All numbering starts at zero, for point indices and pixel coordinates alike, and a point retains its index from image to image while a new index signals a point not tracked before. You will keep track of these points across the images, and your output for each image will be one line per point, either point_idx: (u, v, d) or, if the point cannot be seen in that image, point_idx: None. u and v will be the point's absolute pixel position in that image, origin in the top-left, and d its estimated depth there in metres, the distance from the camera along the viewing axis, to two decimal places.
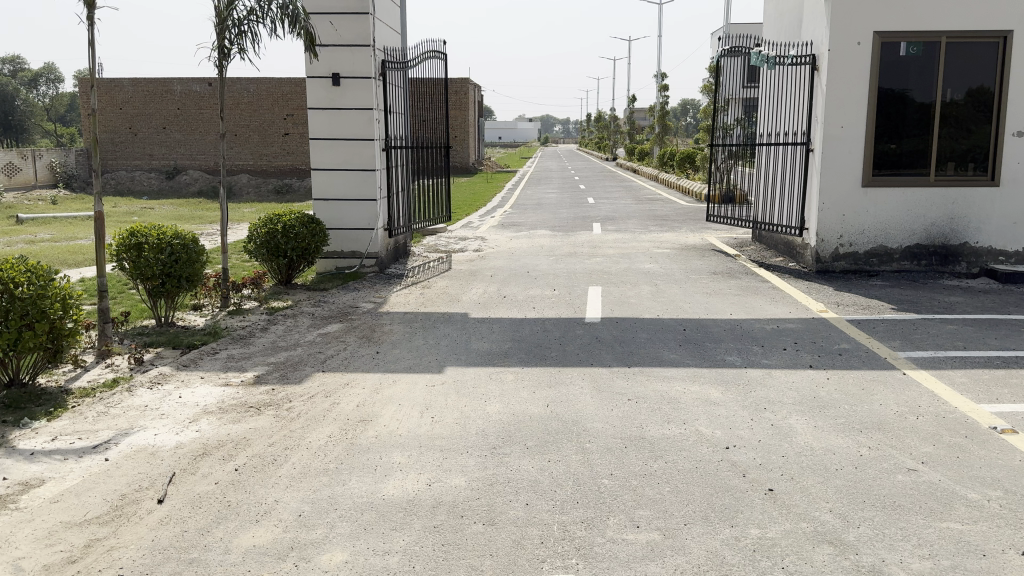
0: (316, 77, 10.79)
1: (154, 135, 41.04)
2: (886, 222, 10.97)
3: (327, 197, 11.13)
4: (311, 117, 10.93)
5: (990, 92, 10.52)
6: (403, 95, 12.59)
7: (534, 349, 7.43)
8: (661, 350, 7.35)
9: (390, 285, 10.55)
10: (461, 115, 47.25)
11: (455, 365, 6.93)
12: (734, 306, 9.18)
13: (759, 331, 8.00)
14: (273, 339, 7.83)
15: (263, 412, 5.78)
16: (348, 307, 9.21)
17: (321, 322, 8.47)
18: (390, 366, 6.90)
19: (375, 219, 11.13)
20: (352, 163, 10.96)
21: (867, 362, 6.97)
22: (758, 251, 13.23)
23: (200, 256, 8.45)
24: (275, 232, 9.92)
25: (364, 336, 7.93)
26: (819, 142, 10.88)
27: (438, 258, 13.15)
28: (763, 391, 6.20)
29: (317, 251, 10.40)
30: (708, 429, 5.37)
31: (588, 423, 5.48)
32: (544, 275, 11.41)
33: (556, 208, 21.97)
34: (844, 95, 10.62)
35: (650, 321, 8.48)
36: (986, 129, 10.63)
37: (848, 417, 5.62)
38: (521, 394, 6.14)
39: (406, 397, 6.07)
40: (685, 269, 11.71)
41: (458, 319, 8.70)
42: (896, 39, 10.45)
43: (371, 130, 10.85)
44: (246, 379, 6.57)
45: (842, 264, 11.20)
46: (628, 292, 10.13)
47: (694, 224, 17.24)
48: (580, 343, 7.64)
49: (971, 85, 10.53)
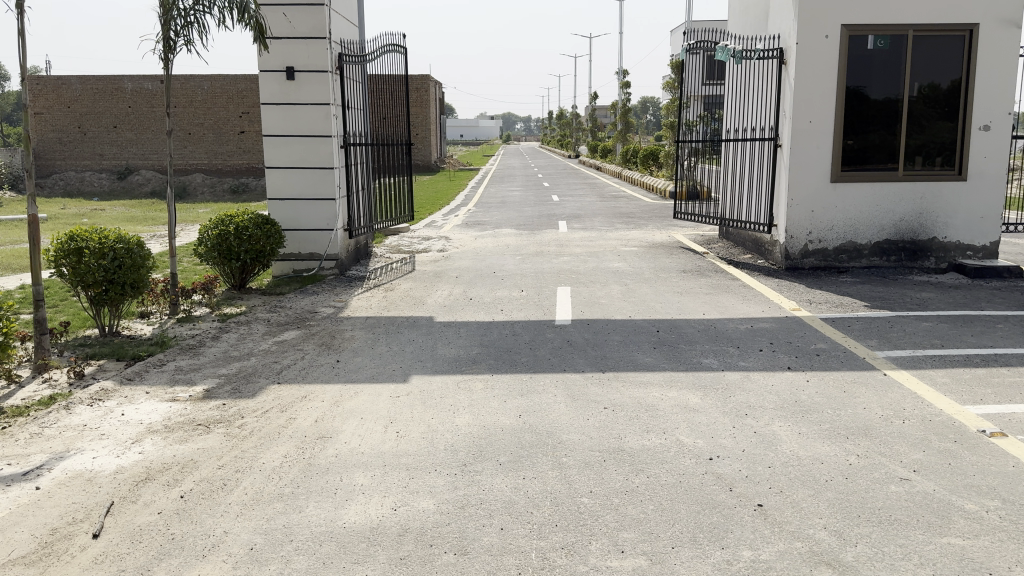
0: (270, 72, 10.33)
1: (104, 135, 39.88)
2: (855, 217, 10.84)
3: (283, 197, 10.67)
4: (264, 113, 10.46)
5: (956, 86, 10.44)
6: (362, 90, 12.17)
7: (502, 355, 7.09)
8: (635, 354, 7.06)
9: (351, 288, 10.13)
10: (422, 113, 46.74)
11: (420, 373, 6.57)
12: (706, 306, 8.94)
13: (734, 332, 7.76)
14: (225, 349, 7.38)
15: (213, 431, 5.37)
16: (307, 312, 8.78)
17: (277, 330, 8.04)
18: (351, 376, 6.51)
19: (334, 220, 10.68)
20: (308, 161, 10.52)
21: (846, 362, 6.76)
22: (725, 247, 13.07)
23: (146, 261, 7.96)
24: (227, 234, 9.45)
25: (323, 343, 7.52)
26: (787, 136, 10.71)
27: (401, 259, 12.74)
28: (743, 395, 5.94)
29: (273, 254, 9.97)
30: (689, 438, 5.09)
31: (563, 434, 5.17)
32: (510, 276, 11.08)
33: (520, 206, 21.69)
34: (812, 89, 10.46)
35: (622, 323, 8.19)
36: (953, 123, 10.55)
37: (834, 422, 5.38)
38: (492, 404, 5.80)
39: (368, 410, 5.69)
40: (654, 268, 11.46)
41: (423, 324, 8.33)
42: (863, 32, 10.32)
43: (328, 127, 10.42)
44: (195, 394, 6.14)
45: (811, 261, 11.05)
46: (597, 293, 9.85)
47: (661, 221, 17.06)
48: (551, 348, 7.32)
49: (938, 78, 10.44)
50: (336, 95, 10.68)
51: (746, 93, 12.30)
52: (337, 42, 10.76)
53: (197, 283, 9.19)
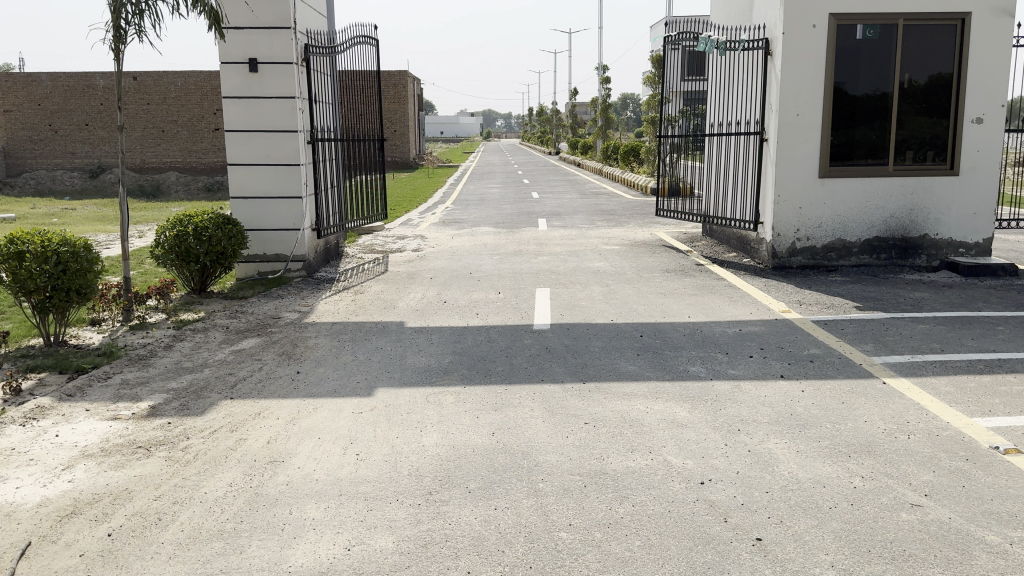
0: (231, 63, 9.79)
1: (75, 133, 38.95)
2: (844, 214, 10.46)
3: (247, 195, 10.11)
4: (226, 106, 9.91)
5: (948, 78, 10.10)
6: (331, 84, 11.64)
7: (476, 364, 6.62)
8: (618, 361, 6.61)
9: (318, 291, 9.61)
10: (400, 109, 46.06)
11: (387, 386, 6.07)
12: (692, 308, 8.51)
13: (722, 337, 7.32)
14: (177, 360, 6.85)
15: (153, 456, 4.85)
16: (269, 318, 8.25)
17: (236, 338, 7.51)
18: (311, 390, 6.00)
19: (301, 219, 10.15)
20: (273, 157, 9.98)
21: (841, 370, 6.34)
22: (710, 246, 12.66)
23: (94, 265, 7.39)
24: (185, 235, 8.92)
25: (283, 353, 7.00)
26: (773, 130, 10.31)
27: (373, 260, 12.22)
28: (734, 408, 5.49)
29: (235, 255, 9.45)
30: (678, 458, 4.64)
31: (540, 455, 4.70)
32: (487, 277, 10.60)
33: (499, 204, 21.19)
34: (799, 81, 10.06)
35: (604, 328, 7.74)
36: (945, 116, 10.21)
37: (834, 438, 4.96)
38: (463, 420, 5.32)
39: (327, 428, 5.19)
40: (636, 268, 11.03)
41: (393, 329, 7.82)
42: (853, 22, 9.93)
43: (295, 121, 9.88)
44: (139, 412, 5.60)
45: (799, 259, 10.66)
46: (578, 295, 9.39)
47: (643, 218, 16.62)
48: (528, 355, 6.85)
49: (929, 70, 10.08)
50: (302, 88, 10.15)
51: (730, 86, 11.90)
52: (303, 32, 10.24)
53: (152, 287, 8.65)
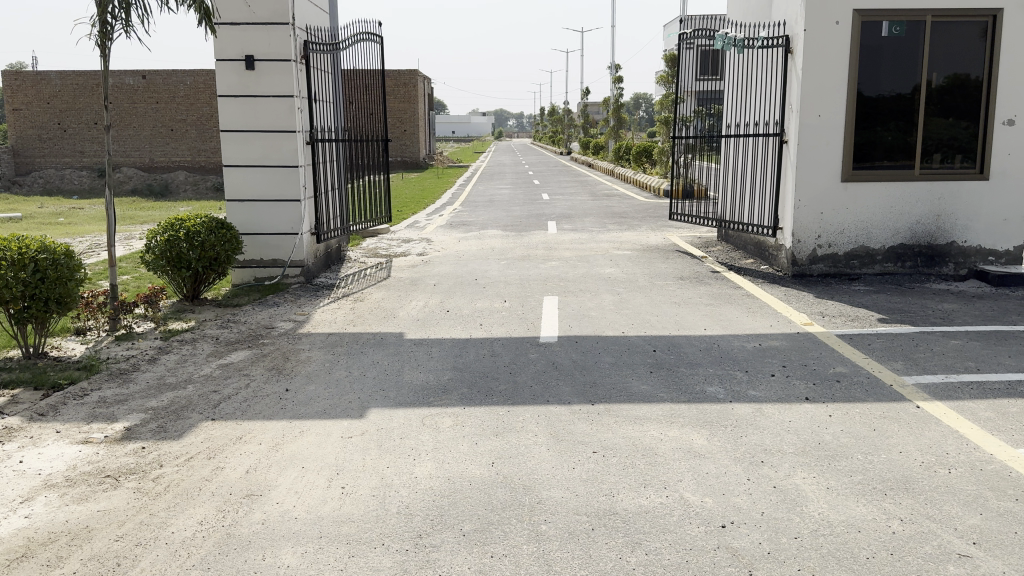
0: (228, 61, 9.41)
1: (85, 131, 38.82)
2: (867, 220, 9.97)
3: (243, 198, 9.72)
4: (221, 106, 9.53)
5: (981, 76, 9.60)
6: (334, 83, 11.25)
7: (477, 381, 6.18)
8: (629, 379, 6.16)
9: (316, 299, 9.20)
10: (410, 108, 45.70)
11: (380, 406, 5.65)
12: (708, 319, 8.05)
13: (741, 352, 6.86)
14: (160, 375, 6.45)
15: (120, 487, 4.44)
16: (262, 328, 7.84)
17: (225, 350, 7.11)
18: (299, 410, 5.58)
19: (300, 223, 9.75)
20: (271, 159, 9.58)
21: (871, 391, 5.87)
22: (725, 251, 12.18)
23: (75, 273, 7.00)
24: (177, 240, 8.54)
25: (274, 368, 6.59)
26: (793, 132, 9.83)
27: (376, 264, 11.81)
28: (756, 435, 5.04)
29: (228, 260, 9.06)
30: (696, 496, 4.20)
31: (543, 491, 4.26)
32: (492, 284, 10.16)
33: (509, 206, 20.76)
34: (821, 80, 9.58)
35: (614, 341, 7.29)
36: (978, 116, 9.71)
37: (867, 473, 4.50)
38: (460, 447, 4.90)
39: (311, 457, 4.78)
40: (649, 274, 10.57)
41: (390, 341, 7.40)
42: (878, 18, 9.45)
43: (293, 121, 9.49)
44: (113, 435, 5.21)
45: (820, 267, 10.15)
46: (587, 304, 8.94)
47: (656, 221, 16.15)
48: (533, 372, 6.41)
49: (960, 67, 9.58)
50: (300, 86, 9.75)
51: (748, 86, 11.42)
52: (302, 28, 9.84)
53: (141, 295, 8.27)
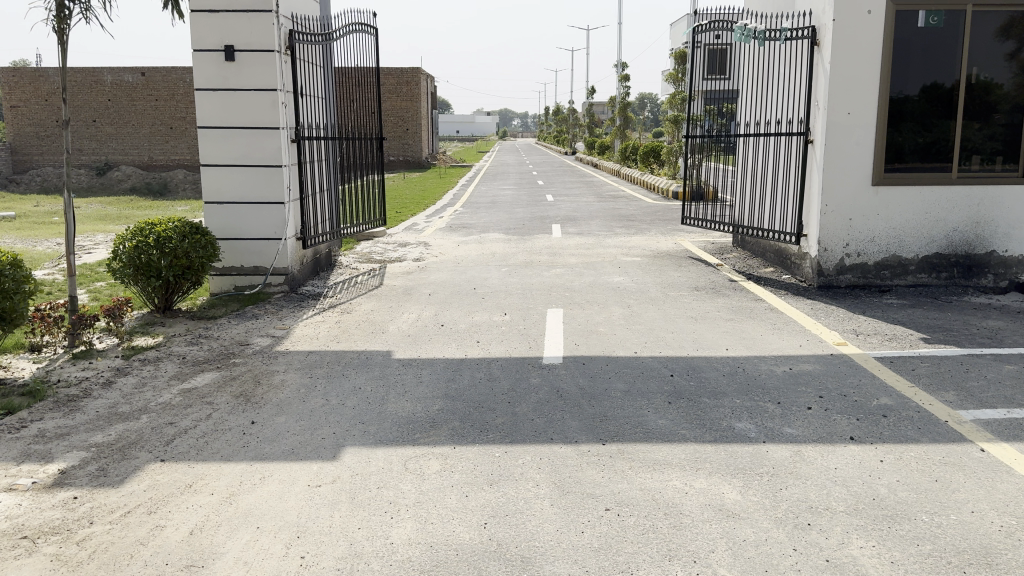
0: (206, 50, 8.65)
1: (82, 129, 38.07)
2: (900, 227, 9.17)
3: (223, 200, 8.96)
4: (199, 100, 8.77)
5: (996, 75, 8.86)
6: (323, 76, 10.49)
7: (470, 412, 5.40)
8: (645, 412, 5.37)
9: (299, 311, 8.44)
10: (412, 107, 44.83)
11: (358, 443, 4.89)
12: (729, 337, 7.27)
13: (769, 379, 6.09)
14: (113, 402, 5.69)
15: (36, 553, 3.68)
16: (235, 346, 7.08)
17: (190, 372, 6.36)
18: (264, 449, 4.83)
19: (284, 227, 8.99)
20: (252, 157, 8.83)
21: (924, 429, 5.10)
22: (741, 258, 11.40)
23: (23, 284, 6.24)
24: (145, 246, 7.80)
25: (241, 395, 5.82)
26: (820, 130, 9.05)
27: (368, 271, 11.04)
28: (797, 488, 4.27)
29: (204, 269, 8.30)
30: (734, 572, 3.43)
31: (546, 565, 3.49)
32: (492, 294, 9.39)
33: (512, 207, 19.98)
34: (851, 74, 8.79)
35: (626, 364, 6.51)
36: (988, 116, 8.97)
37: (938, 542, 3.72)
38: (448, 500, 4.13)
39: (270, 513, 4.02)
40: (661, 284, 9.80)
41: (376, 362, 6.63)
42: (914, 7, 8.67)
43: (277, 117, 8.74)
44: (42, 480, 4.45)
45: (848, 278, 9.35)
46: (595, 317, 8.16)
47: (665, 225, 15.36)
48: (535, 401, 5.62)
49: (981, 62, 8.82)
50: (286, 79, 9.01)
51: (769, 81, 10.63)
52: (288, 16, 9.10)
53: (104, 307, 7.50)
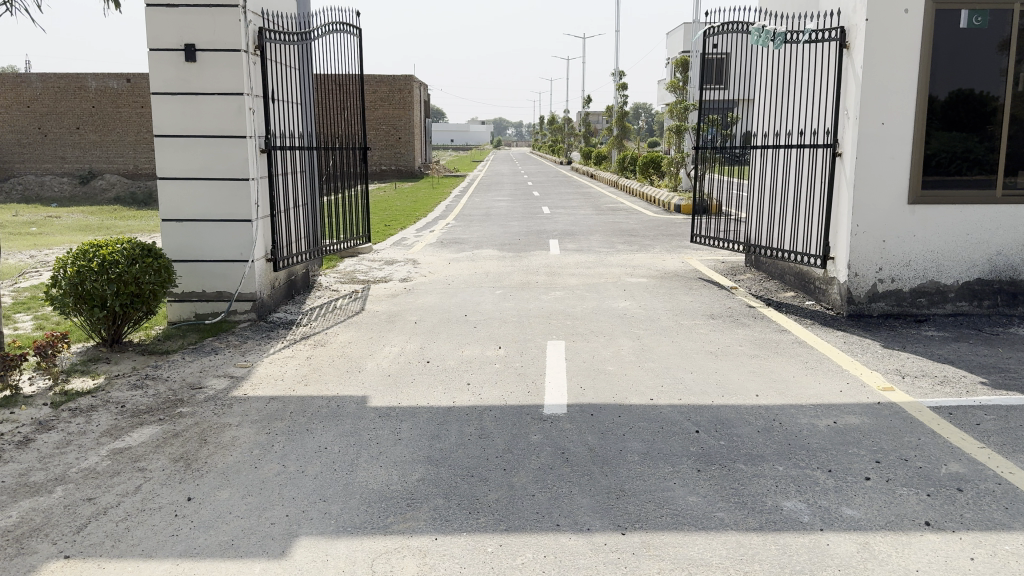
0: (163, 50, 7.70)
1: (66, 137, 37.05)
2: (939, 250, 8.26)
3: (183, 218, 7.99)
4: (157, 105, 7.81)
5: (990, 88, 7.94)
6: (299, 79, 9.53)
7: (457, 483, 4.43)
8: (670, 484, 4.41)
9: (266, 344, 7.46)
10: (404, 116, 43.97)
11: (316, 532, 3.91)
12: (757, 379, 6.33)
13: (812, 437, 5.14)
14: (25, 469, 4.71)
15: None
16: (186, 390, 6.10)
17: (127, 426, 5.38)
18: (198, 542, 3.85)
19: (251, 247, 8.02)
20: (216, 170, 7.87)
21: (1015, 511, 4.14)
22: (757, 280, 10.47)
23: None
24: (88, 272, 6.81)
25: (181, 459, 4.84)
26: (850, 143, 8.13)
27: (349, 293, 10.07)
28: None
29: (157, 296, 7.33)
30: None
31: None
32: (485, 322, 8.43)
33: (507, 220, 19.04)
34: (885, 80, 7.88)
35: (642, 414, 5.54)
36: (982, 128, 8.02)
37: None
38: None
39: None
40: (673, 311, 8.86)
41: (348, 410, 5.65)
42: (956, 6, 7.77)
43: (243, 124, 7.78)
44: None
45: (881, 306, 8.42)
46: (602, 352, 7.21)
47: (670, 241, 14.42)
48: (535, 467, 4.64)
49: (976, 73, 7.92)
50: (255, 82, 8.05)
51: (790, 88, 9.71)
52: (258, 13, 8.15)
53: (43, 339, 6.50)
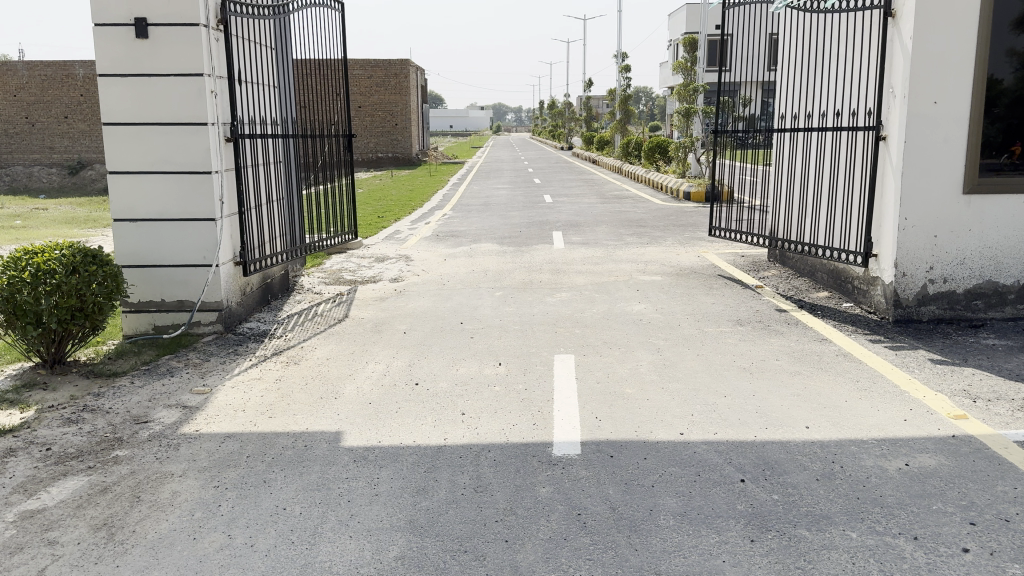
0: (111, 26, 6.67)
1: (53, 126, 35.94)
2: (998, 246, 7.29)
3: (138, 218, 7.00)
4: (105, 89, 6.80)
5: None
6: (272, 60, 8.51)
7: (447, 565, 3.46)
8: (719, 565, 3.44)
9: (231, 362, 6.50)
10: (401, 101, 42.89)
11: None
12: (805, 405, 5.36)
13: (884, 488, 4.16)
14: None
15: None
16: (128, 426, 5.14)
17: (48, 478, 4.41)
18: None
19: (216, 250, 7.05)
20: (174, 163, 6.89)
21: None
22: (783, 278, 9.49)
23: None
24: (18, 284, 5.79)
25: (103, 527, 3.88)
26: (897, 125, 7.13)
27: (334, 297, 9.11)
28: None
29: (104, 310, 6.36)
30: None
31: None
32: (483, 332, 7.46)
33: (507, 210, 18.00)
34: (939, 53, 6.87)
35: (674, 456, 4.57)
36: None
37: None
38: None
39: None
40: (695, 315, 7.89)
41: (317, 453, 4.69)
42: None
43: (204, 110, 6.78)
44: None
45: (932, 310, 7.45)
46: (618, 369, 6.25)
47: (683, 233, 13.41)
48: (547, 538, 3.68)
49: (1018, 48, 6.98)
50: (218, 62, 7.05)
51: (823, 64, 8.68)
52: None
53: None
